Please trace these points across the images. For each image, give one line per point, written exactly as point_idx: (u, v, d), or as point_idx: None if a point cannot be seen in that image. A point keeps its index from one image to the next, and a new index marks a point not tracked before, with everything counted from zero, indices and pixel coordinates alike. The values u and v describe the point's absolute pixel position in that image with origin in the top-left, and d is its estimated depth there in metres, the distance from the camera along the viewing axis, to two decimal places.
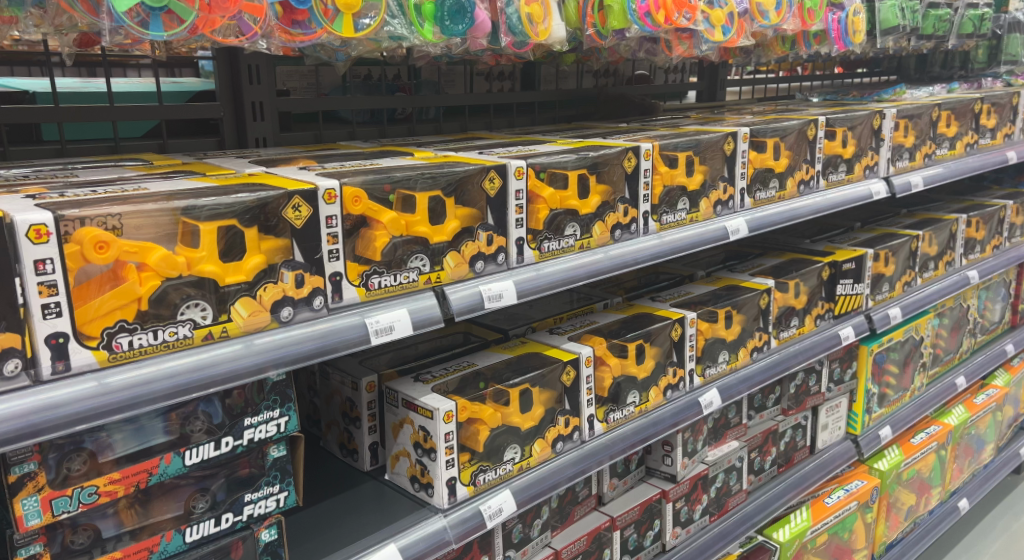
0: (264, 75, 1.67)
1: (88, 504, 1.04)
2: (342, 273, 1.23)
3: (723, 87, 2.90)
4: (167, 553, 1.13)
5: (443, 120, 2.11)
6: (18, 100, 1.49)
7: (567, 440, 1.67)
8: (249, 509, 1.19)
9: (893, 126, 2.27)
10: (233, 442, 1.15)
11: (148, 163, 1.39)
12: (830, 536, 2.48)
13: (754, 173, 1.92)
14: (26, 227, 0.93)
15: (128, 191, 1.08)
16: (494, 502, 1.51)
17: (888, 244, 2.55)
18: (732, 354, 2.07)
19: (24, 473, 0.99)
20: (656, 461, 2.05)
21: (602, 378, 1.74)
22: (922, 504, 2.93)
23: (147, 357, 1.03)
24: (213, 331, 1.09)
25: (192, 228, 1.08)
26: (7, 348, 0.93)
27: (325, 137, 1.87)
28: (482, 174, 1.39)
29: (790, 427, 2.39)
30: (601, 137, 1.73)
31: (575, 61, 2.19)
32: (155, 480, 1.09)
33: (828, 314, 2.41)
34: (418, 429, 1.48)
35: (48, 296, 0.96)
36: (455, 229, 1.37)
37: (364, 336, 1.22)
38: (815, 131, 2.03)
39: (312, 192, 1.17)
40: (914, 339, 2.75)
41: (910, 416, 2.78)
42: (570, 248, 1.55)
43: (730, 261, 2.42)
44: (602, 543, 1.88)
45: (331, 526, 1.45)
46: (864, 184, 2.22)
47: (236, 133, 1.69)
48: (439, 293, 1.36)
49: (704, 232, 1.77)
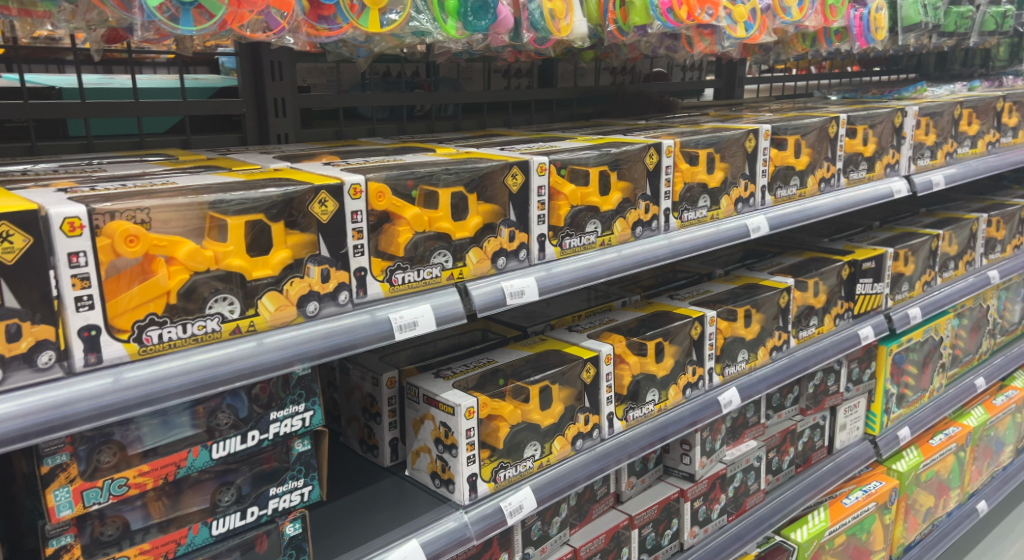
0: (287, 72, 1.67)
1: (118, 496, 1.05)
2: (367, 268, 1.23)
3: (741, 84, 2.89)
4: (194, 545, 1.14)
5: (461, 117, 2.11)
6: (45, 95, 1.50)
7: (586, 438, 1.67)
8: (274, 503, 1.19)
9: (914, 124, 2.26)
10: (259, 436, 1.15)
11: (172, 159, 1.39)
12: (848, 538, 2.47)
13: (775, 171, 1.91)
14: (60, 220, 0.94)
15: (156, 185, 1.10)
16: (514, 499, 1.51)
17: (908, 243, 2.54)
18: (752, 353, 2.06)
19: (56, 464, 1.00)
20: (674, 460, 2.04)
21: (622, 376, 1.74)
22: (941, 506, 2.91)
23: (176, 350, 1.05)
24: (240, 325, 1.10)
25: (220, 222, 1.09)
26: (42, 339, 0.95)
27: (345, 133, 1.87)
28: (505, 171, 1.39)
29: (808, 427, 2.38)
30: (622, 134, 1.73)
31: (594, 58, 2.19)
32: (183, 472, 1.10)
33: (848, 313, 2.40)
34: (439, 425, 1.48)
35: (81, 288, 0.97)
36: (477, 225, 1.37)
37: (387, 332, 1.23)
38: (836, 129, 2.02)
39: (338, 187, 1.17)
40: (933, 340, 2.74)
41: (929, 417, 2.76)
42: (591, 245, 1.55)
43: (748, 260, 2.41)
44: (620, 542, 1.87)
45: (353, 521, 1.46)
46: (885, 182, 2.21)
47: (259, 129, 1.69)
48: (461, 289, 1.36)
49: (725, 230, 1.76)
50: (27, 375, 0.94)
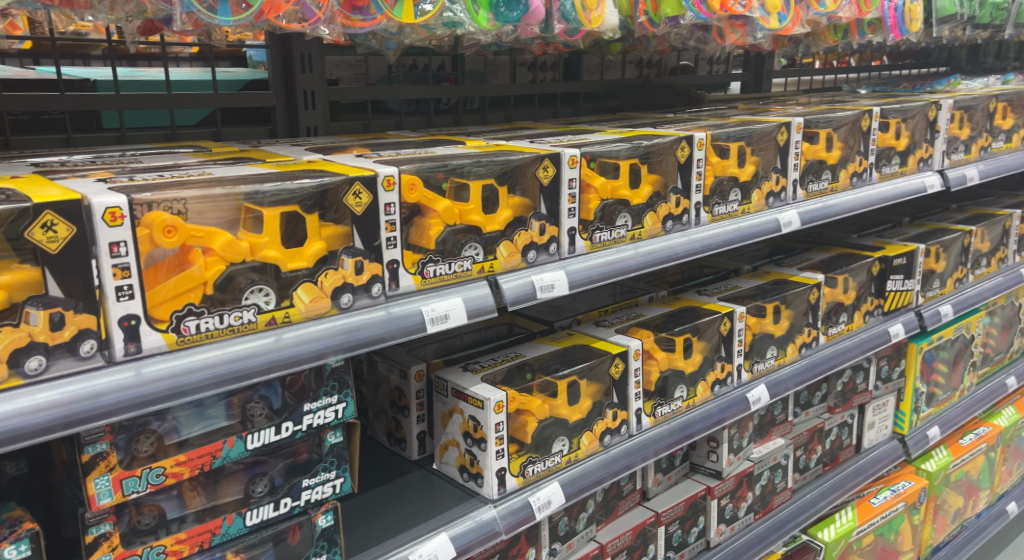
0: (317, 64, 1.67)
1: (156, 485, 1.06)
2: (399, 261, 1.24)
3: (769, 77, 2.86)
4: (228, 535, 1.14)
5: (487, 110, 2.11)
6: (80, 87, 1.51)
7: (615, 434, 1.66)
8: (307, 494, 1.20)
9: (949, 117, 2.23)
10: (293, 427, 1.16)
11: (205, 151, 1.40)
12: (876, 538, 2.44)
13: (807, 165, 1.89)
14: (102, 209, 0.95)
15: (193, 176, 1.10)
16: (543, 494, 1.51)
17: (940, 239, 2.50)
18: (781, 350, 2.04)
19: (97, 453, 1.01)
20: (701, 457, 2.02)
21: (650, 372, 1.72)
22: (970, 507, 2.86)
23: (213, 340, 1.05)
24: (275, 316, 1.11)
25: (255, 214, 1.09)
26: (83, 329, 0.96)
27: (373, 127, 1.88)
28: (536, 163, 1.39)
29: (836, 425, 2.36)
30: (652, 127, 1.72)
31: (622, 50, 2.18)
32: (218, 462, 1.11)
33: (878, 310, 2.37)
34: (468, 419, 1.48)
35: (122, 278, 0.98)
36: (507, 218, 1.37)
37: (420, 324, 1.23)
38: (869, 122, 2.00)
39: (372, 179, 1.18)
40: (965, 338, 2.70)
41: (958, 417, 2.72)
42: (621, 238, 1.54)
43: (777, 255, 2.38)
44: (646, 539, 1.86)
45: (382, 514, 1.46)
46: (918, 177, 2.18)
47: (288, 122, 1.70)
48: (492, 282, 1.36)
49: (756, 225, 1.75)
50: (69, 363, 0.95)
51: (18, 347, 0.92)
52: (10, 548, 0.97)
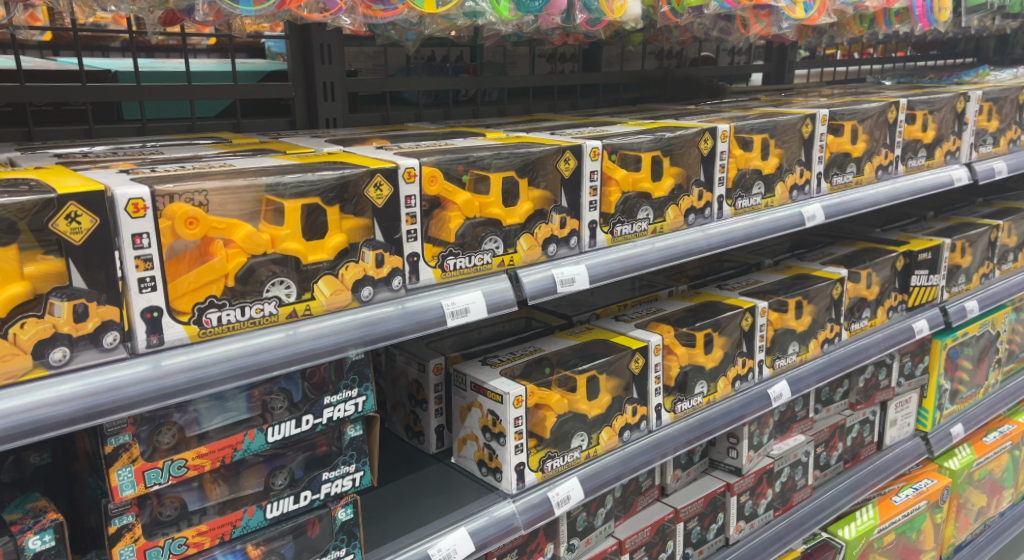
0: (336, 55, 1.66)
1: (178, 477, 1.06)
2: (419, 253, 1.23)
3: (791, 69, 2.83)
4: (249, 528, 1.15)
5: (506, 102, 2.09)
6: (102, 79, 1.51)
7: (634, 430, 1.65)
8: (327, 487, 1.20)
9: (977, 109, 2.19)
10: (313, 420, 1.15)
11: (224, 143, 1.40)
12: (897, 536, 2.42)
13: (831, 158, 1.87)
14: (125, 201, 0.95)
15: (214, 167, 1.10)
16: (562, 489, 1.50)
17: (966, 234, 2.46)
18: (803, 346, 2.02)
19: (119, 444, 1.01)
20: (721, 453, 2.01)
21: (669, 367, 1.71)
22: (994, 506, 2.82)
23: (234, 332, 1.05)
24: (296, 309, 1.10)
25: (276, 206, 1.09)
26: (106, 320, 0.96)
27: (392, 118, 1.87)
28: (558, 155, 1.37)
29: (858, 422, 2.33)
30: (673, 119, 1.70)
31: (642, 41, 2.16)
32: (239, 455, 1.11)
33: (902, 306, 2.33)
34: (486, 413, 1.47)
35: (145, 270, 0.98)
36: (528, 211, 1.36)
37: (440, 317, 1.22)
38: (896, 114, 1.97)
39: (393, 170, 1.17)
40: (990, 335, 2.65)
41: (982, 414, 2.68)
42: (643, 232, 1.53)
43: (798, 249, 2.36)
44: (665, 535, 1.84)
45: (400, 508, 1.45)
46: (945, 170, 2.15)
47: (307, 114, 1.70)
48: (512, 276, 1.35)
49: (780, 218, 1.73)
50: (92, 355, 0.95)
51: (43, 338, 0.92)
52: (35, 538, 0.97)
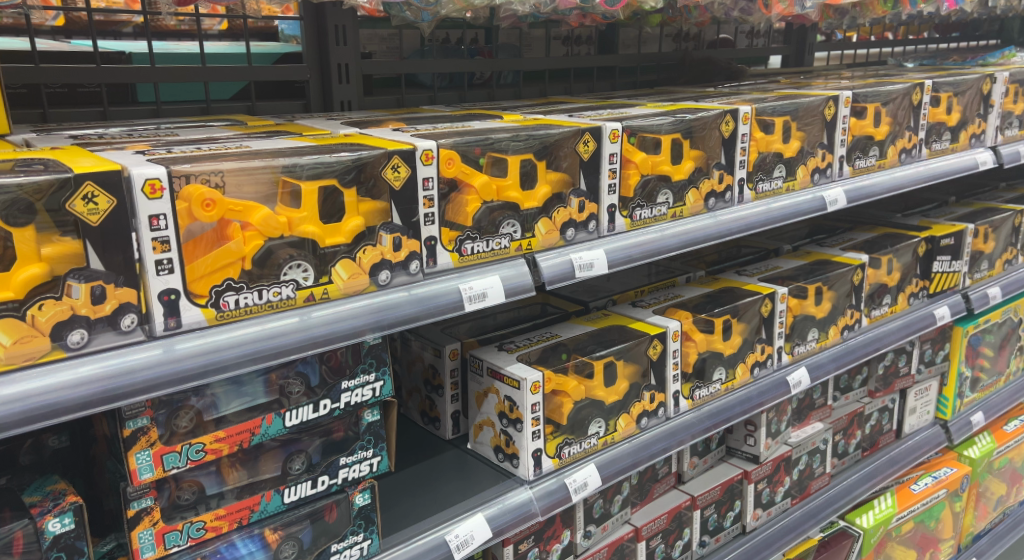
0: (351, 37, 1.65)
1: (196, 461, 1.06)
2: (436, 237, 1.21)
3: (811, 51, 2.79)
4: (267, 512, 1.14)
5: (522, 85, 2.07)
6: (116, 60, 1.51)
7: (652, 416, 1.63)
8: (344, 472, 1.19)
9: (1004, 91, 2.15)
10: (330, 405, 1.15)
11: (240, 125, 1.39)
12: (915, 525, 2.39)
13: (854, 141, 1.84)
14: (141, 181, 0.94)
15: (229, 149, 1.09)
16: (579, 476, 1.49)
17: (990, 219, 2.42)
18: (823, 332, 1.99)
19: (138, 428, 1.01)
20: (738, 441, 1.99)
21: (688, 353, 1.68)
22: (1014, 495, 2.79)
23: (251, 316, 1.05)
24: (314, 293, 1.10)
25: (292, 188, 1.08)
26: (124, 303, 0.95)
27: (407, 102, 1.85)
28: (577, 138, 1.35)
29: (877, 410, 2.30)
30: (693, 101, 1.68)
31: (660, 22, 2.13)
32: (257, 439, 1.10)
33: (923, 292, 2.30)
34: (504, 399, 1.46)
35: (162, 252, 0.97)
36: (546, 195, 1.34)
37: (457, 302, 1.21)
38: (921, 96, 1.94)
39: (410, 152, 1.15)
40: (1012, 322, 2.62)
41: (1003, 402, 2.65)
42: (663, 216, 1.51)
43: (817, 235, 2.33)
44: (682, 522, 1.83)
45: (418, 493, 1.45)
46: (969, 153, 2.11)
47: (322, 96, 1.69)
48: (530, 261, 1.34)
49: (801, 203, 1.70)
50: (110, 337, 0.95)
51: (61, 320, 0.92)
52: (55, 521, 0.97)
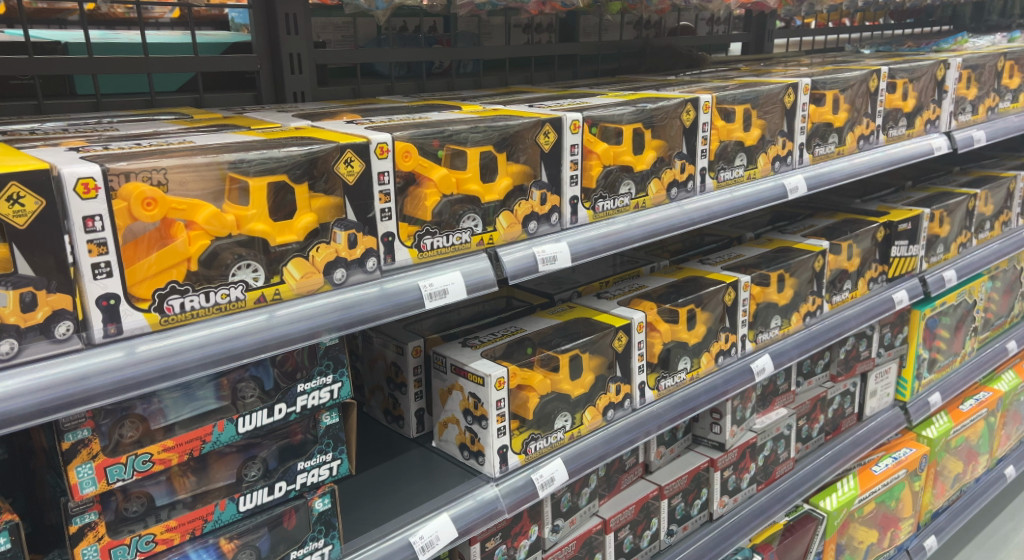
0: (302, 25, 1.59)
1: (143, 472, 1.01)
2: (394, 233, 1.18)
3: (770, 38, 2.79)
4: (221, 522, 1.10)
5: (482, 74, 2.03)
6: (51, 50, 1.43)
7: (618, 408, 1.61)
8: (302, 477, 1.15)
9: (957, 77, 2.17)
10: (286, 409, 1.11)
11: (186, 118, 1.33)
12: (877, 505, 2.41)
13: (813, 128, 1.83)
14: (73, 180, 0.89)
15: (172, 144, 1.04)
16: (546, 471, 1.46)
17: (945, 203, 2.44)
18: (786, 319, 1.99)
19: (78, 440, 0.96)
20: (704, 429, 1.97)
21: (653, 344, 1.67)
22: (970, 472, 2.83)
23: (199, 320, 1.00)
24: (265, 294, 1.05)
25: (241, 184, 1.03)
26: (58, 309, 0.90)
27: (363, 92, 1.80)
28: (537, 129, 1.32)
29: (839, 394, 2.31)
30: (654, 90, 1.66)
31: (620, 10, 2.10)
32: (208, 447, 1.06)
33: (882, 277, 2.31)
34: (467, 396, 1.43)
35: (98, 254, 0.92)
36: (507, 187, 1.31)
37: (417, 300, 1.17)
38: (877, 83, 1.94)
39: (364, 146, 1.11)
40: (967, 303, 2.65)
41: (959, 382, 2.69)
42: (625, 207, 1.48)
43: (779, 222, 2.33)
44: (649, 512, 1.82)
45: (382, 494, 1.41)
46: (925, 139, 2.13)
47: (274, 87, 1.63)
48: (492, 255, 1.30)
49: (762, 191, 1.69)
50: (43, 347, 0.89)
51: None
52: None
